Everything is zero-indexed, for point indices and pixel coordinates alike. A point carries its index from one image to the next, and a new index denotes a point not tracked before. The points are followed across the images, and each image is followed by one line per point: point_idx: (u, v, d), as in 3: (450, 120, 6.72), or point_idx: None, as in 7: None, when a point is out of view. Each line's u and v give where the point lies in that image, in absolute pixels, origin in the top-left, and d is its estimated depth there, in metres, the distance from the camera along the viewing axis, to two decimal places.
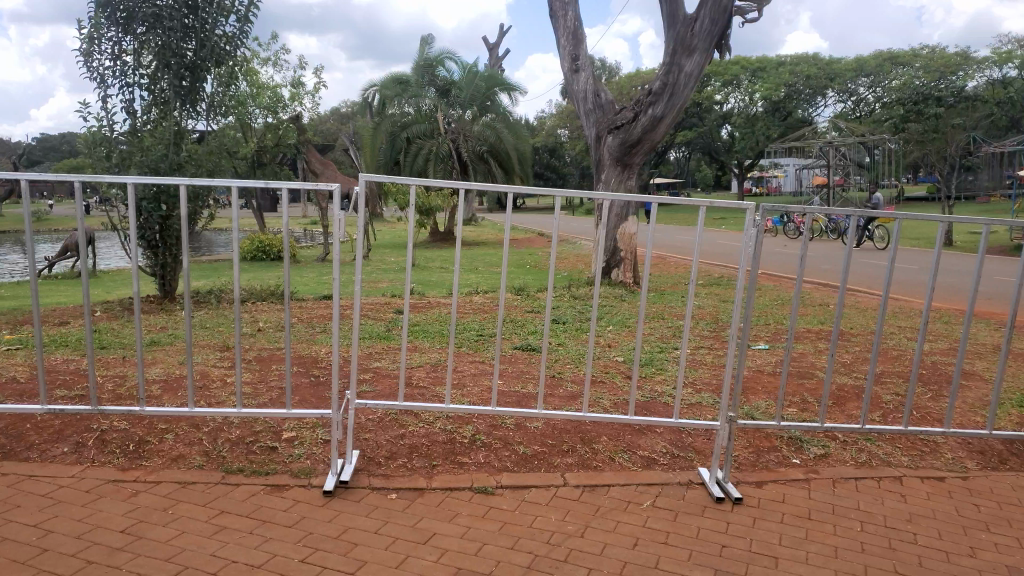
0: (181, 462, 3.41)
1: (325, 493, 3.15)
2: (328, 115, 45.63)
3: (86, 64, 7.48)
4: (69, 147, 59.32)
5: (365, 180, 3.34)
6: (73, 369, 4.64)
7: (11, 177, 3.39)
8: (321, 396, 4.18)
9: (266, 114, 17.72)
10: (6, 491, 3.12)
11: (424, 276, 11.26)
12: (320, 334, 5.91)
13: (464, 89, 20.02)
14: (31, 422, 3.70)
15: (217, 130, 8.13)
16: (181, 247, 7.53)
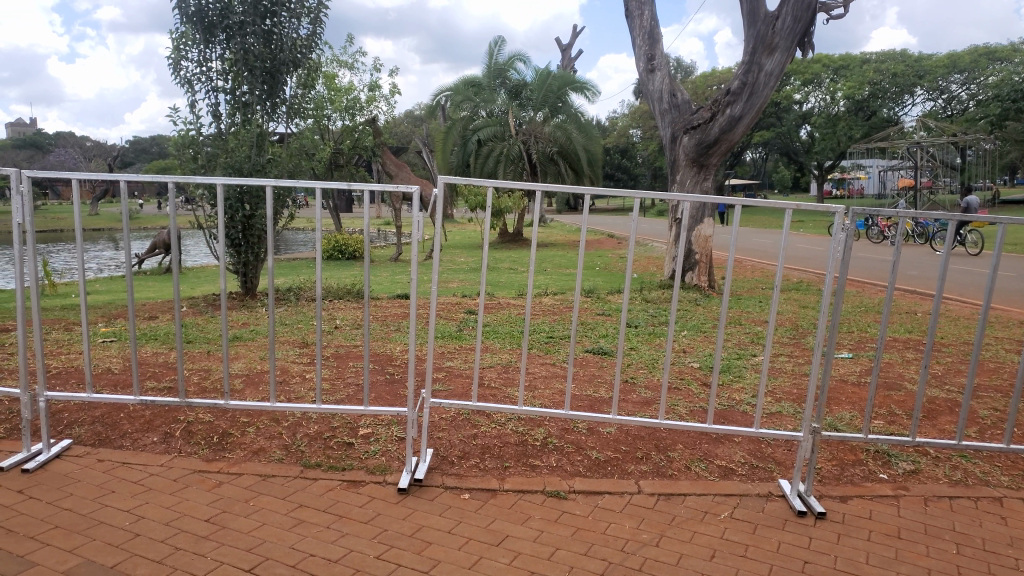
0: (262, 455, 3.50)
1: (400, 491, 3.18)
2: (403, 117, 46.52)
3: (175, 71, 7.79)
4: (158, 147, 62.06)
5: (443, 182, 3.34)
6: (161, 362, 4.83)
7: (112, 178, 3.53)
8: (396, 395, 4.24)
9: (344, 117, 18.13)
10: (101, 477, 3.27)
11: (496, 277, 11.33)
12: (395, 333, 6.00)
13: (537, 91, 20.06)
14: (125, 412, 3.88)
15: (297, 132, 8.35)
16: (263, 245, 7.77)
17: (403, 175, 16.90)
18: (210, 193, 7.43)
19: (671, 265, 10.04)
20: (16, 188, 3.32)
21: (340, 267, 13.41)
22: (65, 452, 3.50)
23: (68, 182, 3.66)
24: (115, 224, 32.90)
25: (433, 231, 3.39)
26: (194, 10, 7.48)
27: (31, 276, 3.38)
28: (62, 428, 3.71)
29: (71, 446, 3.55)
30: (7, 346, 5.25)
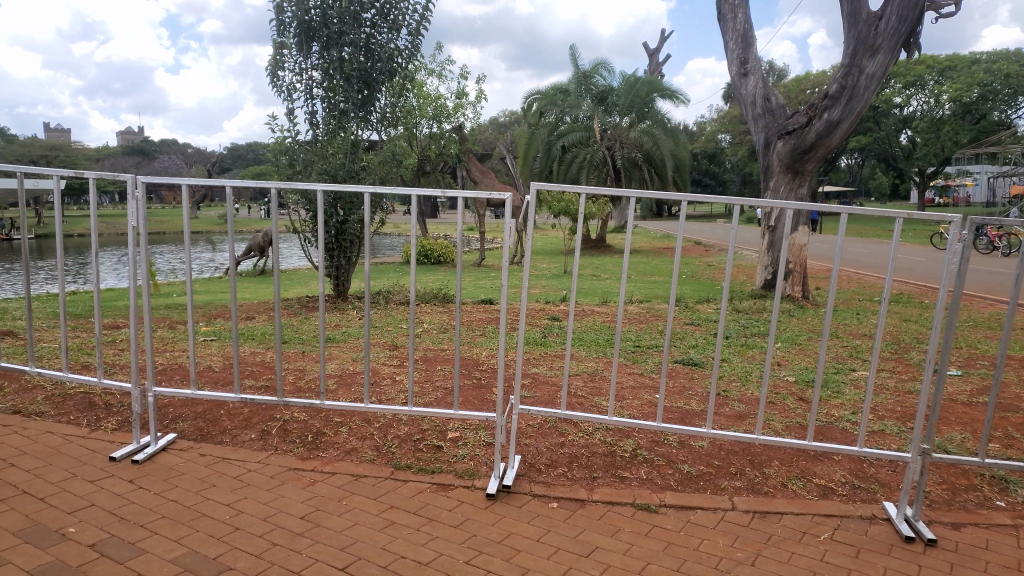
0: (354, 454, 3.58)
1: (488, 496, 3.19)
2: (488, 124, 47.00)
3: (275, 80, 8.08)
4: (255, 154, 64.83)
5: (536, 190, 3.34)
6: (259, 361, 5.02)
7: (218, 183, 3.68)
8: (484, 399, 4.25)
9: (431, 124, 18.47)
10: (204, 471, 3.40)
11: (582, 283, 11.29)
12: (481, 337, 6.04)
13: (624, 96, 19.93)
14: (226, 408, 4.04)
15: (389, 140, 8.54)
16: (355, 250, 7.99)
17: (487, 180, 16.98)
18: (305, 198, 7.68)
19: (763, 274, 9.78)
20: (132, 193, 3.52)
21: (427, 271, 13.63)
22: (171, 445, 3.67)
23: (179, 187, 3.84)
24: (217, 227, 34.51)
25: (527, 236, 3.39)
26: (295, 21, 7.76)
27: (144, 276, 3.54)
28: (168, 423, 3.89)
29: (176, 440, 3.72)
30: (119, 342, 5.55)
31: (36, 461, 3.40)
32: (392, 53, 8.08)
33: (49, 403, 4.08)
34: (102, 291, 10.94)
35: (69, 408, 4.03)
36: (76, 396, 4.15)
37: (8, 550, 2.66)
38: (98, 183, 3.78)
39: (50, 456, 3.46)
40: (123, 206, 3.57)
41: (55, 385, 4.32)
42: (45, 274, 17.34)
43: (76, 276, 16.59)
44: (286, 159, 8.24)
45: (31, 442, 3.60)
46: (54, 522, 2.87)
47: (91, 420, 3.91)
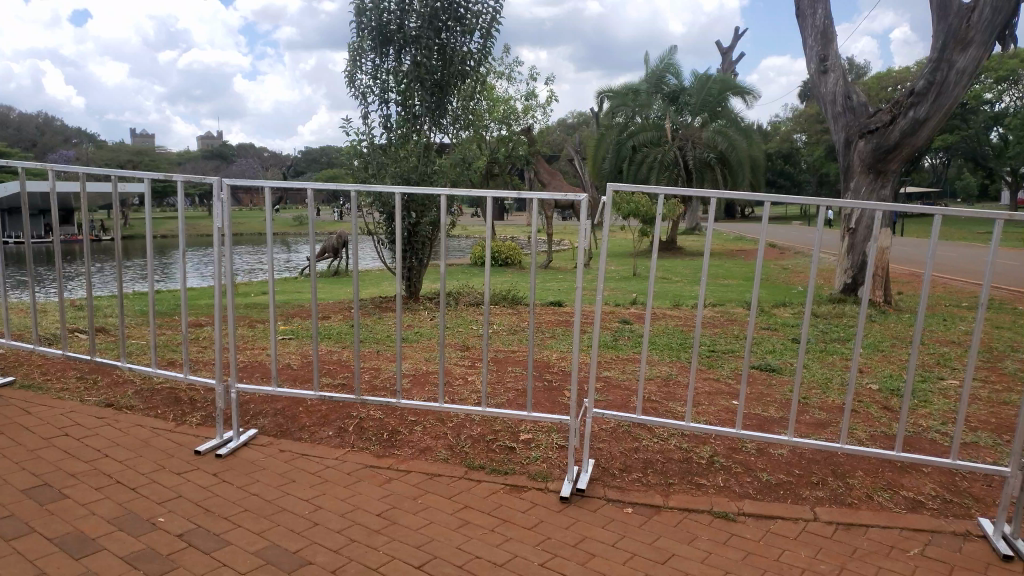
0: (428, 453, 3.61)
1: (562, 500, 3.17)
2: (557, 125, 46.97)
3: (351, 84, 8.25)
4: (328, 157, 66.44)
5: (613, 191, 3.29)
6: (335, 359, 5.13)
7: (297, 186, 3.76)
8: (556, 401, 4.24)
9: (500, 126, 18.61)
10: (284, 466, 3.49)
11: (652, 287, 11.16)
12: (552, 339, 6.03)
13: (696, 95, 19.71)
14: (304, 405, 4.14)
15: (460, 142, 8.60)
16: (427, 251, 8.11)
17: (555, 182, 16.95)
18: (379, 201, 7.82)
19: (841, 278, 9.48)
20: (217, 195, 3.63)
21: (497, 273, 13.71)
22: (252, 440, 3.77)
23: (261, 189, 3.94)
24: (293, 228, 35.53)
25: (603, 236, 3.34)
26: (371, 25, 7.92)
27: (228, 276, 3.64)
28: (249, 418, 4.01)
29: (256, 435, 3.82)
30: (204, 338, 5.77)
31: (127, 452, 3.55)
32: (465, 56, 8.14)
33: (138, 397, 4.25)
34: (187, 289, 11.39)
35: (157, 402, 4.19)
36: (164, 391, 4.32)
37: (103, 536, 2.79)
38: (186, 186, 3.90)
39: (140, 447, 3.61)
40: (208, 208, 3.69)
41: (145, 379, 4.51)
42: (134, 273, 18.20)
43: (163, 276, 17.35)
44: (360, 162, 8.41)
45: (122, 435, 3.76)
46: (145, 512, 2.99)
47: (177, 414, 4.06)
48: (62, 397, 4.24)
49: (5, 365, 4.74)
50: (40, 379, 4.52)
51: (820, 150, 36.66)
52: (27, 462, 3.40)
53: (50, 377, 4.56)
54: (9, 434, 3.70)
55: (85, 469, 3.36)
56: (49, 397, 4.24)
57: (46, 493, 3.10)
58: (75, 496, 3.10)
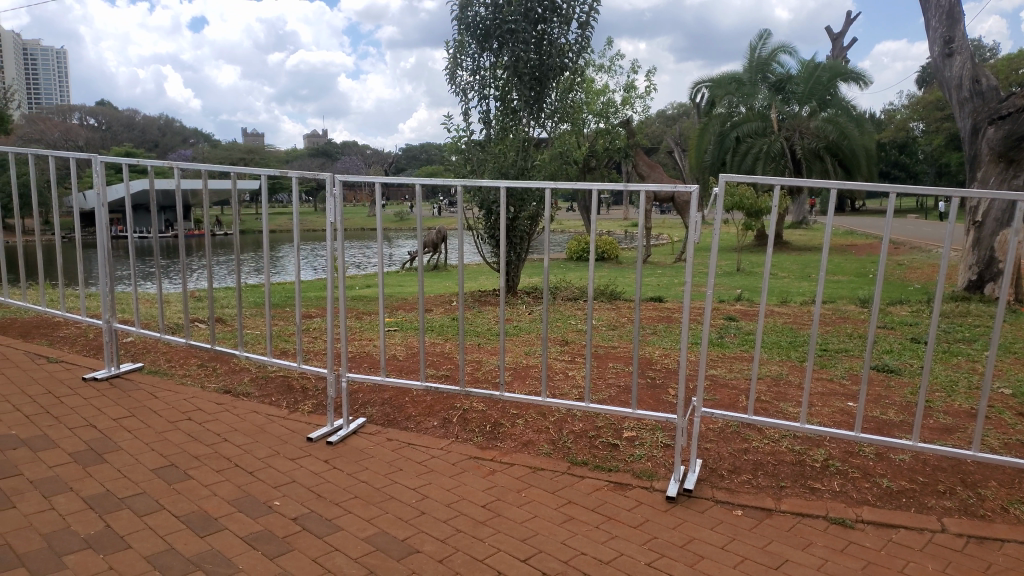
0: (531, 447, 3.61)
1: (668, 499, 3.10)
2: (657, 118, 46.15)
3: (452, 81, 8.36)
4: (427, 153, 67.87)
5: (725, 183, 3.17)
6: (439, 351, 5.21)
7: (404, 180, 3.80)
8: (661, 398, 4.17)
9: (598, 120, 18.53)
10: (391, 455, 3.57)
11: (757, 283, 10.82)
12: (655, 336, 5.93)
13: (803, 83, 18.95)
14: (410, 396, 4.23)
15: (559, 136, 8.53)
16: (525, 247, 8.13)
17: (655, 174, 16.66)
18: (478, 196, 7.89)
19: (966, 274, 8.93)
20: (330, 190, 3.73)
21: (595, 269, 13.62)
22: (361, 428, 3.88)
23: (372, 183, 4.02)
24: (395, 223, 36.49)
25: (714, 230, 3.23)
26: (470, 21, 8.02)
27: (339, 268, 3.73)
28: (358, 407, 4.13)
29: (365, 424, 3.93)
30: (315, 329, 5.98)
31: (245, 437, 3.72)
32: (563, 49, 8.09)
33: (255, 384, 4.45)
34: (298, 282, 11.87)
35: (272, 390, 4.37)
36: (278, 380, 4.51)
37: (224, 517, 2.92)
38: (300, 182, 4.04)
39: (257, 433, 3.77)
40: (322, 203, 3.80)
41: (260, 368, 4.72)
42: (248, 266, 19.16)
43: (274, 269, 18.17)
44: (460, 158, 8.54)
45: (240, 420, 3.94)
46: (261, 495, 3.12)
47: (290, 402, 4.22)
48: (185, 383, 4.49)
49: (135, 352, 5.06)
50: (165, 365, 4.80)
51: (940, 139, 34.57)
52: (155, 443, 3.61)
53: (175, 364, 4.83)
54: (139, 416, 3.93)
55: (207, 452, 3.53)
56: (174, 382, 4.50)
57: (172, 474, 3.28)
58: (198, 477, 3.27)
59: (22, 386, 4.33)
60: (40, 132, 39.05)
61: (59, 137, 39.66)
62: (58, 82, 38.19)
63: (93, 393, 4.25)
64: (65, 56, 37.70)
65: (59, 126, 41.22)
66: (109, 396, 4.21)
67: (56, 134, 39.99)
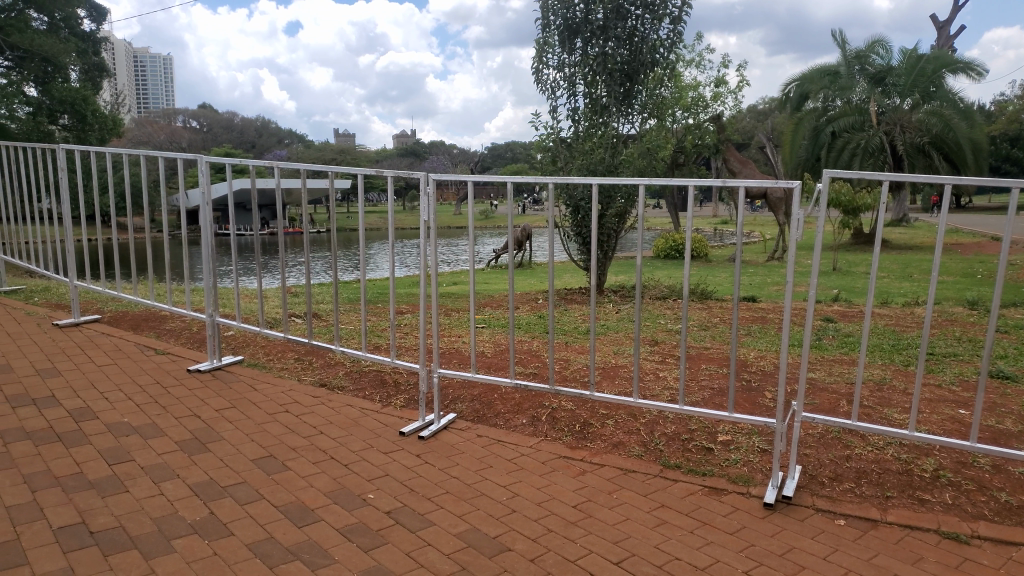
0: (622, 448, 3.56)
1: (766, 506, 3.00)
2: (747, 112, 44.84)
3: (539, 79, 8.36)
4: (511, 152, 68.27)
5: (828, 181, 3.04)
6: (527, 349, 5.22)
7: (495, 179, 3.80)
8: (756, 402, 4.05)
9: (687, 115, 18.38)
10: (481, 451, 3.59)
11: (852, 283, 10.41)
12: (748, 337, 5.76)
13: (904, 76, 18.15)
14: (499, 393, 4.26)
15: (649, 132, 8.36)
16: (612, 244, 8.05)
17: (746, 170, 16.16)
18: (566, 192, 7.85)
19: None
20: (425, 190, 3.79)
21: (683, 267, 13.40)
22: (451, 424, 3.92)
23: (464, 183, 4.06)
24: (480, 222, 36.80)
25: (817, 227, 3.10)
26: (559, 20, 8.03)
27: (432, 266, 3.77)
28: (448, 403, 4.18)
29: (455, 419, 3.97)
30: (405, 325, 6.09)
31: (340, 430, 3.81)
32: (654, 44, 7.94)
33: (349, 378, 4.58)
34: (387, 279, 12.15)
35: (365, 384, 4.49)
36: (371, 375, 4.62)
37: (321, 508, 3.00)
38: (394, 182, 4.11)
39: (351, 426, 3.86)
40: (416, 202, 3.86)
41: (353, 362, 4.86)
42: (340, 263, 19.76)
43: (366, 266, 18.65)
44: (547, 156, 8.56)
45: (335, 413, 4.04)
46: (357, 488, 3.19)
47: (383, 396, 4.31)
48: (283, 376, 4.64)
49: (236, 345, 5.28)
50: (264, 359, 4.98)
51: None
52: (255, 434, 3.75)
53: (273, 357, 5.01)
54: (240, 408, 4.09)
55: (304, 444, 3.64)
56: (273, 375, 4.66)
57: (271, 465, 3.39)
58: (296, 468, 3.36)
59: (133, 376, 4.57)
60: (149, 135, 41.28)
61: (165, 140, 41.81)
62: (165, 87, 40.24)
63: (198, 384, 4.44)
64: (171, 63, 39.68)
65: (165, 130, 43.47)
66: (213, 388, 4.40)
67: (162, 137, 42.18)
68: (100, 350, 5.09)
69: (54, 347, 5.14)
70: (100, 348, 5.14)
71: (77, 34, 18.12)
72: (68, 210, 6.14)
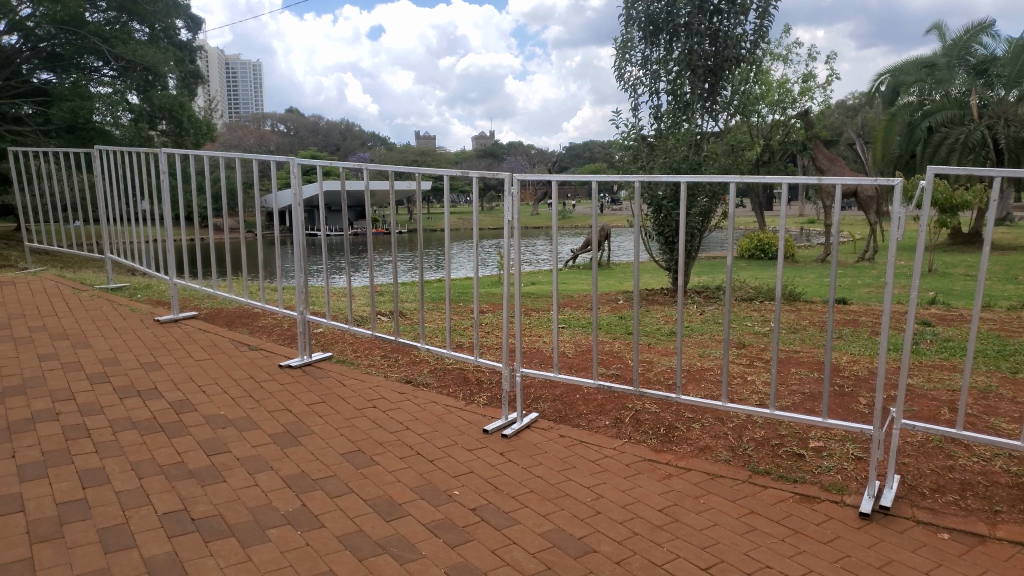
0: (708, 453, 3.49)
1: (862, 516, 2.88)
2: (836, 108, 43.27)
3: (621, 77, 8.29)
4: (590, 151, 67.84)
5: (932, 178, 2.89)
6: (610, 350, 5.18)
7: (581, 179, 3.77)
8: (850, 408, 3.90)
9: (773, 111, 17.96)
10: (564, 452, 3.58)
11: (950, 285, 9.93)
12: (839, 340, 5.56)
13: (1009, 66, 16.94)
14: (581, 394, 4.25)
15: (733, 129, 8.17)
16: (695, 243, 7.93)
17: (835, 168, 15.60)
18: (647, 191, 7.77)
19: None
20: (509, 190, 3.80)
21: (769, 268, 13.05)
22: (534, 423, 3.93)
23: (549, 183, 4.04)
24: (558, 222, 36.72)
25: (920, 229, 2.95)
26: (641, 16, 7.96)
27: (515, 265, 3.78)
28: (531, 402, 4.19)
29: (537, 419, 3.97)
30: (488, 325, 6.14)
31: (425, 427, 3.87)
32: (739, 39, 7.77)
33: (433, 375, 4.66)
34: (468, 279, 12.30)
35: (449, 381, 4.56)
36: (454, 372, 4.69)
37: (408, 503, 3.06)
38: (479, 183, 4.15)
39: (436, 423, 3.92)
40: (501, 202, 3.88)
41: (438, 360, 4.94)
42: (421, 263, 20.10)
43: (446, 266, 18.93)
44: (629, 154, 8.48)
45: (420, 409, 4.11)
46: (442, 484, 3.23)
47: (466, 393, 4.36)
48: (370, 372, 4.76)
49: (325, 342, 5.44)
50: (352, 355, 5.12)
51: None
52: (344, 428, 3.85)
53: (360, 354, 5.15)
54: (329, 403, 4.21)
55: (391, 439, 3.71)
56: (360, 371, 4.78)
57: (359, 459, 3.47)
58: (383, 463, 3.44)
59: (228, 370, 4.75)
60: (240, 138, 42.91)
61: (255, 143, 43.35)
62: (254, 92, 41.80)
63: (289, 379, 4.60)
64: (260, 68, 41.16)
65: (254, 133, 45.13)
66: (303, 383, 4.54)
67: (252, 140, 43.76)
68: (198, 345, 5.32)
69: (156, 341, 5.41)
70: (197, 343, 5.37)
71: (176, 44, 19.11)
72: (168, 211, 6.43)
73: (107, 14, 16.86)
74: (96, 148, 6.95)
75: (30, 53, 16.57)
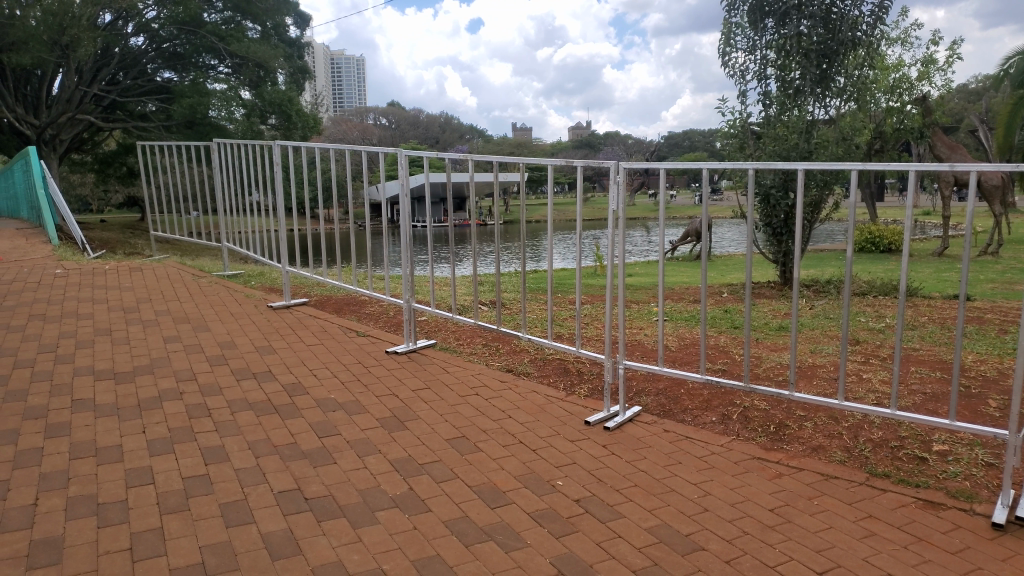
0: (822, 452, 3.36)
1: (995, 526, 2.70)
2: (956, 93, 40.76)
3: (726, 63, 8.07)
4: (690, 141, 66.54)
5: None
6: (716, 345, 5.06)
7: (693, 168, 3.67)
8: (979, 411, 3.66)
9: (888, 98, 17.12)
10: (669, 447, 3.52)
11: None
12: (962, 338, 5.24)
13: None
14: (686, 389, 4.17)
15: (846, 115, 7.80)
16: (803, 235, 7.65)
17: (956, 156, 14.68)
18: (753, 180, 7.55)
19: None
20: (614, 178, 3.75)
21: (882, 261, 12.44)
22: (636, 417, 3.87)
23: (659, 174, 3.96)
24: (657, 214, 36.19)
25: None
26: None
27: (618, 256, 3.66)
28: (633, 395, 4.15)
29: (640, 412, 3.92)
30: (588, 316, 6.12)
31: (527, 416, 3.89)
32: (855, 22, 7.40)
33: (534, 365, 4.68)
34: (565, 269, 12.35)
35: (550, 371, 4.57)
36: (555, 363, 4.70)
37: (512, 491, 3.08)
38: (584, 177, 4.12)
39: (538, 412, 3.93)
40: (606, 192, 3.84)
41: (538, 350, 4.96)
42: (519, 253, 20.22)
43: (543, 257, 19.01)
44: (734, 142, 8.26)
45: (522, 398, 4.13)
46: (545, 474, 3.24)
47: (568, 385, 4.35)
48: (472, 360, 4.82)
49: (428, 330, 5.55)
50: (454, 343, 5.20)
51: None
52: (448, 415, 3.91)
53: (462, 342, 5.23)
54: (434, 389, 4.29)
55: (493, 427, 3.75)
56: (463, 359, 4.85)
57: (463, 445, 3.52)
58: (487, 451, 3.47)
59: (337, 355, 4.92)
60: (344, 133, 44.32)
61: (358, 136, 44.65)
62: (357, 87, 42.99)
63: (396, 365, 4.72)
64: (364, 63, 42.34)
65: (358, 127, 46.56)
66: (409, 369, 4.65)
67: (355, 134, 45.12)
68: (308, 331, 5.53)
69: (269, 326, 5.66)
70: (309, 329, 5.58)
71: (285, 40, 19.92)
72: (280, 202, 6.70)
73: (223, 14, 17.67)
74: (214, 142, 7.32)
75: (154, 53, 17.64)
